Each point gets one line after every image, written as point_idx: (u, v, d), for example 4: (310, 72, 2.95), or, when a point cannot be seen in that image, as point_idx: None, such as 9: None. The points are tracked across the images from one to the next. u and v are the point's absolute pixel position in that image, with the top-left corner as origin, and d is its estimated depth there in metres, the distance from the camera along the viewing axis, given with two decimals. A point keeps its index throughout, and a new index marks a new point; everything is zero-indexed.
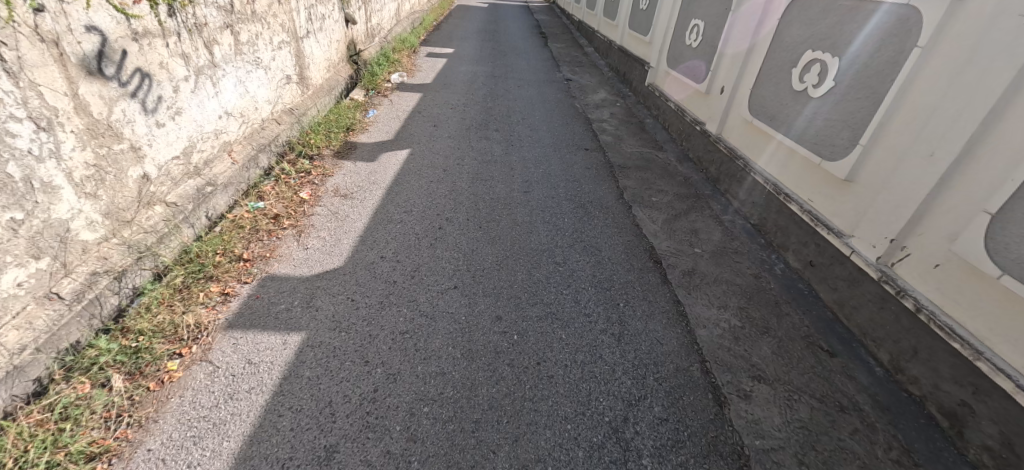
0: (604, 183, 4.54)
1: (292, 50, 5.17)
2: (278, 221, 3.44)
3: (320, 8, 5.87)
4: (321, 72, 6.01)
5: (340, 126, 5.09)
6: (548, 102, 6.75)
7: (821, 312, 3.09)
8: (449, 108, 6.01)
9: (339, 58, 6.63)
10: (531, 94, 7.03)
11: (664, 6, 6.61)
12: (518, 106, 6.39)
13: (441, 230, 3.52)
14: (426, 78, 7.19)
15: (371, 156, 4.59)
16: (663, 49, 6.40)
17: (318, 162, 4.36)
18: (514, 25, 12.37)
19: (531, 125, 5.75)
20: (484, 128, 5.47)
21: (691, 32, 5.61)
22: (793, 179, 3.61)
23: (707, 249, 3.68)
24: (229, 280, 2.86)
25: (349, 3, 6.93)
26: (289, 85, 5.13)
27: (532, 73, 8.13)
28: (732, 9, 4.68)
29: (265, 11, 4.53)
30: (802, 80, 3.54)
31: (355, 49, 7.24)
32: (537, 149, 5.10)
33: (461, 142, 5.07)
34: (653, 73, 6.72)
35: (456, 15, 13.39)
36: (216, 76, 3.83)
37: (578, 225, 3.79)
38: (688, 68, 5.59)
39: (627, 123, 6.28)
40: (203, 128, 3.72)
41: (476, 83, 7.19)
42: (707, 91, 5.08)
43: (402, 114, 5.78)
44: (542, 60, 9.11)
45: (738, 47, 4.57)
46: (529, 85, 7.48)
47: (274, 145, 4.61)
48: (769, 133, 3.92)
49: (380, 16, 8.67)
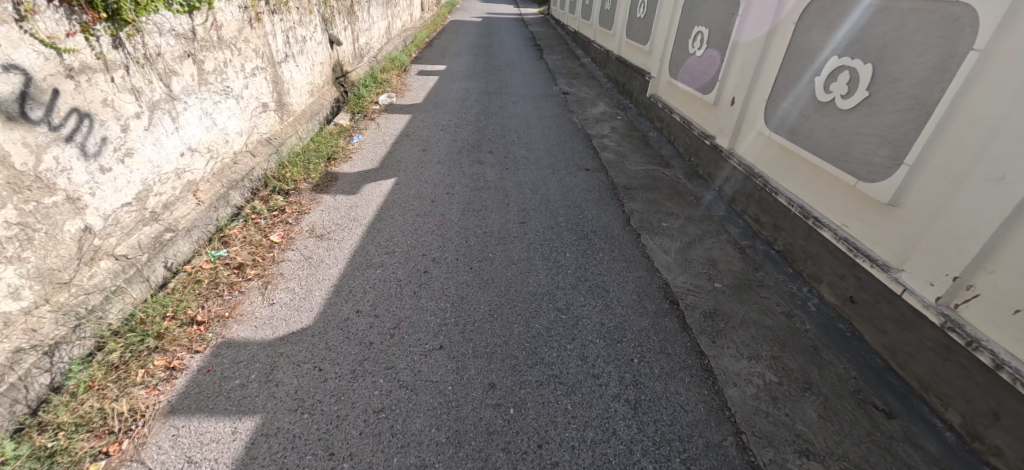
0: (608, 208, 4.13)
1: (268, 75, 4.82)
2: (242, 271, 3.05)
3: (300, 29, 5.54)
4: (303, 97, 5.66)
5: (321, 156, 4.71)
6: (545, 119, 6.37)
7: (868, 359, 2.65)
8: (439, 130, 5.64)
9: (323, 81, 6.29)
10: (527, 110, 6.66)
11: (663, 12, 6.25)
12: (513, 125, 6.01)
13: (427, 274, 3.11)
14: (416, 98, 6.84)
15: (352, 189, 4.20)
16: (665, 58, 6.02)
17: (293, 198, 3.97)
18: (508, 38, 12.08)
19: (527, 145, 5.36)
20: (478, 151, 5.08)
21: (695, 39, 5.23)
22: (822, 201, 3.19)
23: (729, 284, 3.25)
24: (177, 350, 2.47)
25: (333, 23, 6.61)
26: (265, 113, 4.78)
27: (527, 88, 7.76)
28: (740, 13, 4.30)
29: (235, 36, 4.18)
30: (829, 90, 3.14)
31: (340, 71, 6.90)
32: (534, 172, 4.70)
33: (452, 167, 4.68)
34: (655, 83, 6.34)
35: (449, 30, 13.13)
36: (176, 110, 3.46)
37: (582, 260, 3.38)
38: (693, 78, 5.19)
39: (630, 138, 5.88)
40: (162, 169, 3.35)
41: (469, 101, 6.83)
42: (715, 102, 4.68)
43: (389, 139, 5.40)
44: (538, 73, 8.76)
45: (748, 54, 4.18)
46: (525, 100, 7.11)
47: (247, 180, 4.23)
48: (790, 149, 3.51)
49: (368, 35, 8.36)
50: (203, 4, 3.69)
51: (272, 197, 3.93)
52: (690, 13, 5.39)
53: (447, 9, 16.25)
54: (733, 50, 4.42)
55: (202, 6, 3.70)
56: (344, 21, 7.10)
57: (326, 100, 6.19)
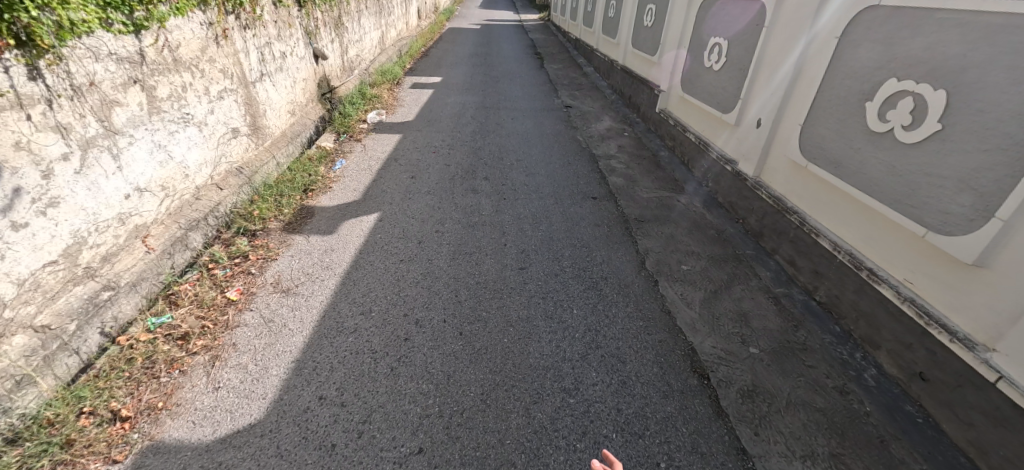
0: (620, 247, 3.63)
1: (239, 97, 4.34)
2: (186, 343, 2.55)
3: (278, 44, 5.06)
4: (282, 118, 5.18)
5: (297, 187, 4.19)
6: (548, 137, 5.87)
7: (948, 457, 2.17)
8: (431, 153, 5.14)
9: (306, 99, 5.81)
10: (527, 127, 6.16)
11: (674, 21, 5.77)
12: (513, 145, 5.51)
13: (408, 343, 2.60)
14: (407, 115, 6.35)
15: (329, 227, 3.69)
16: (677, 70, 5.54)
17: (259, 240, 3.47)
18: (507, 46, 11.61)
19: (528, 169, 4.87)
20: (473, 177, 4.58)
21: (710, 51, 4.74)
22: (878, 249, 2.71)
23: (767, 348, 2.75)
24: (89, 461, 1.99)
25: (317, 35, 6.13)
26: (236, 140, 4.29)
27: (528, 101, 7.27)
28: (765, 24, 3.81)
29: (196, 56, 3.70)
30: (886, 119, 2.65)
31: (326, 86, 6.41)
32: (535, 202, 4.20)
33: (444, 198, 4.18)
34: (666, 96, 5.86)
35: (446, 38, 12.67)
36: (119, 147, 2.98)
37: (591, 319, 2.88)
38: (709, 94, 4.70)
39: (640, 158, 5.38)
40: (101, 216, 2.86)
41: (465, 118, 6.34)
42: (737, 123, 4.20)
43: (376, 163, 4.90)
44: (539, 85, 8.28)
45: (775, 70, 3.69)
46: (525, 115, 6.62)
47: (212, 218, 3.74)
48: (833, 184, 3.03)
49: (359, 46, 7.88)
50: (151, 21, 3.20)
51: (235, 239, 3.43)
52: (705, 23, 4.90)
53: (445, 17, 15.81)
54: (758, 65, 3.93)
55: (151, 25, 3.21)
56: (331, 33, 6.62)
57: (309, 120, 5.71)
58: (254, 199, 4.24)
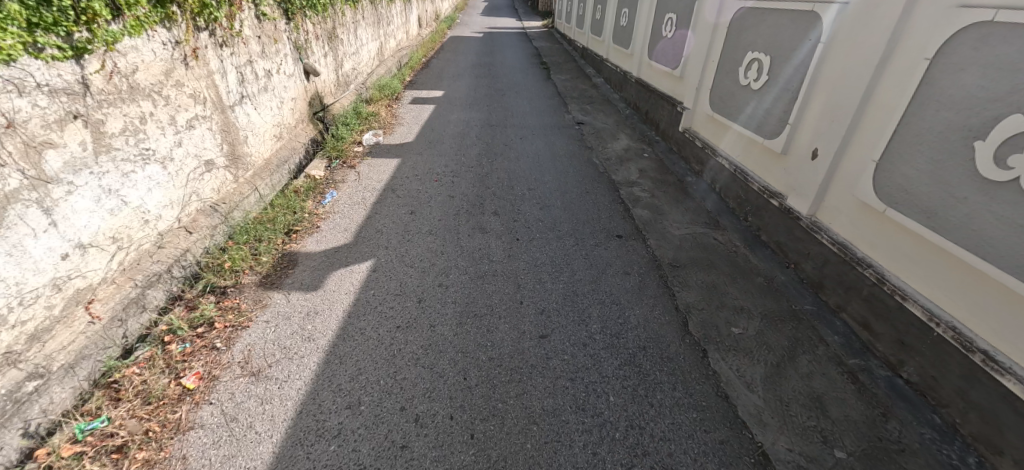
0: (656, 303, 3.08)
1: (214, 124, 3.81)
2: (123, 458, 2.02)
3: (263, 62, 4.53)
4: (267, 143, 4.64)
5: (278, 228, 3.62)
6: (561, 160, 5.33)
7: None
8: (433, 181, 4.60)
9: (295, 120, 5.28)
10: (539, 148, 5.61)
11: (699, 33, 5.23)
12: (524, 170, 4.97)
13: (406, 454, 2.06)
14: (407, 136, 5.82)
15: (314, 281, 3.13)
16: (705, 86, 5.02)
17: (228, 300, 2.91)
18: (511, 56, 11.09)
19: (543, 200, 4.32)
20: (480, 212, 4.03)
21: (746, 67, 4.20)
22: (1000, 327, 2.20)
23: (855, 450, 2.20)
24: None
25: (308, 50, 5.60)
26: (211, 174, 3.75)
27: (537, 117, 6.73)
28: (820, 40, 3.28)
29: (157, 81, 3.17)
30: (1009, 165, 2.15)
31: (318, 104, 5.87)
32: (553, 244, 3.65)
33: (449, 240, 3.63)
34: (691, 115, 5.32)
35: (448, 48, 12.15)
36: (50, 198, 2.44)
37: (632, 410, 2.32)
38: (747, 117, 4.16)
39: (666, 184, 4.83)
40: (26, 286, 2.33)
41: (470, 138, 5.81)
42: (784, 151, 3.65)
43: (371, 194, 4.34)
44: (547, 98, 7.76)
45: (834, 93, 3.15)
46: (534, 134, 6.09)
47: (177, 270, 3.20)
48: (926, 239, 2.50)
49: (355, 59, 7.35)
50: (97, 44, 2.67)
51: (201, 299, 2.87)
52: (738, 36, 4.35)
53: (446, 25, 15.33)
54: (810, 87, 3.40)
55: (97, 47, 2.68)
56: (324, 46, 6.10)
57: (298, 143, 5.17)
58: (228, 244, 3.66)
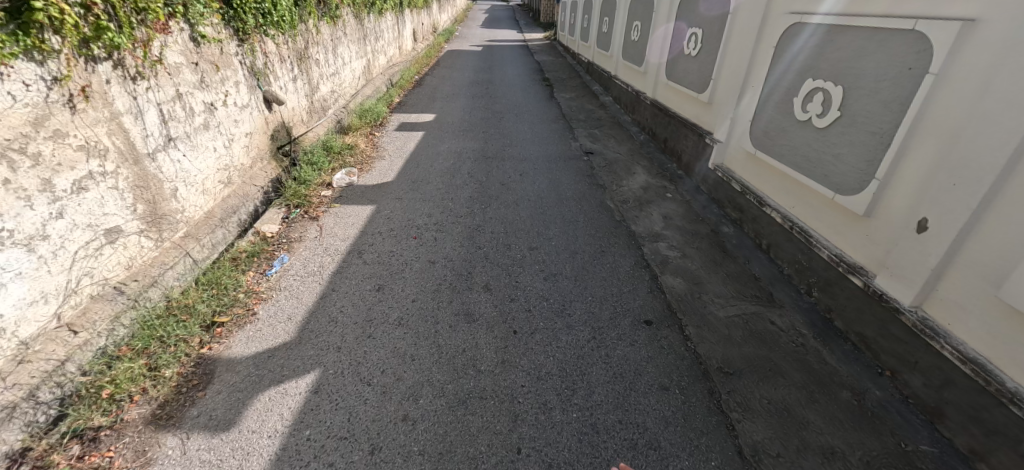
0: (712, 446, 2.18)
1: (123, 180, 2.94)
2: None
3: (203, 94, 3.68)
4: (208, 192, 3.76)
5: (195, 321, 2.71)
6: (569, 204, 4.44)
7: None
8: (411, 239, 3.70)
9: (252, 159, 4.42)
10: (543, 188, 4.72)
11: (733, 51, 4.33)
12: (526, 218, 4.06)
13: None
14: (388, 172, 4.95)
15: (227, 413, 2.25)
16: (743, 116, 4.12)
17: (95, 456, 2.04)
18: (511, 72, 10.25)
19: (548, 266, 3.42)
20: (468, 288, 3.13)
21: (803, 98, 3.29)
22: None
23: None
24: None
25: (270, 74, 4.75)
26: (117, 245, 2.89)
27: (540, 147, 5.84)
28: (932, 71, 2.36)
29: (18, 135, 2.32)
30: None
31: (283, 137, 5.01)
32: (562, 338, 2.75)
33: (424, 336, 2.72)
34: (723, 149, 4.44)
35: (443, 64, 11.32)
36: None
37: None
38: (804, 160, 3.27)
39: (698, 237, 3.94)
40: None
41: (461, 176, 4.93)
42: (865, 214, 2.76)
43: (331, 259, 3.43)
44: (551, 122, 6.90)
45: (956, 146, 2.27)
46: (537, 169, 5.21)
47: (43, 395, 2.33)
48: None
49: (334, 81, 6.50)
50: None
51: (54, 457, 2.01)
52: (789, 58, 3.45)
53: (444, 39, 14.54)
54: (910, 133, 2.50)
55: None
56: (292, 69, 5.24)
57: (251, 188, 4.29)
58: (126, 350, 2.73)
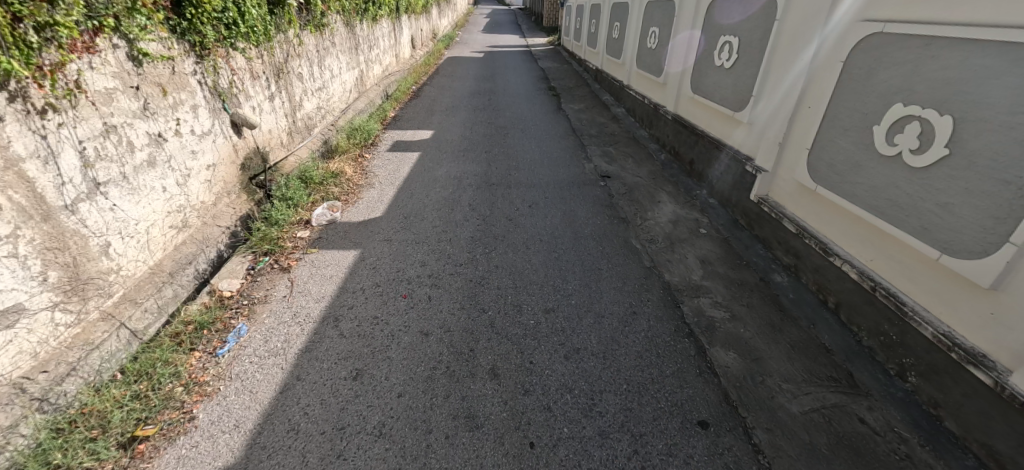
0: None
1: (25, 245, 2.28)
2: None
3: (147, 124, 3.03)
4: (152, 241, 3.10)
5: (103, 443, 2.05)
6: (589, 243, 3.77)
7: None
8: (400, 299, 3.03)
9: (216, 194, 3.77)
10: (557, 223, 4.05)
11: (781, 64, 3.68)
12: (540, 267, 3.39)
13: None
14: (379, 204, 4.29)
15: None
16: (797, 142, 3.45)
17: None
18: (514, 80, 9.58)
19: (570, 337, 2.75)
20: (469, 375, 2.46)
21: (891, 126, 2.62)
22: None
23: None
24: None
25: (239, 94, 4.07)
26: (15, 331, 2.24)
27: (550, 170, 5.17)
28: None
29: None
30: None
31: (258, 164, 4.34)
32: (594, 455, 2.09)
33: (412, 455, 2.06)
34: (770, 179, 3.75)
35: (444, 72, 10.65)
36: None
37: None
38: (891, 205, 2.62)
39: (746, 289, 3.27)
40: None
41: (461, 208, 4.26)
42: (994, 287, 2.14)
43: (299, 331, 2.76)
44: (561, 138, 6.23)
45: None
46: (550, 198, 4.54)
47: None
48: None
49: (320, 96, 5.83)
50: None
51: None
52: (864, 76, 2.79)
53: (443, 44, 13.85)
54: None
55: None
56: (269, 85, 4.57)
57: (212, 229, 3.63)
58: None
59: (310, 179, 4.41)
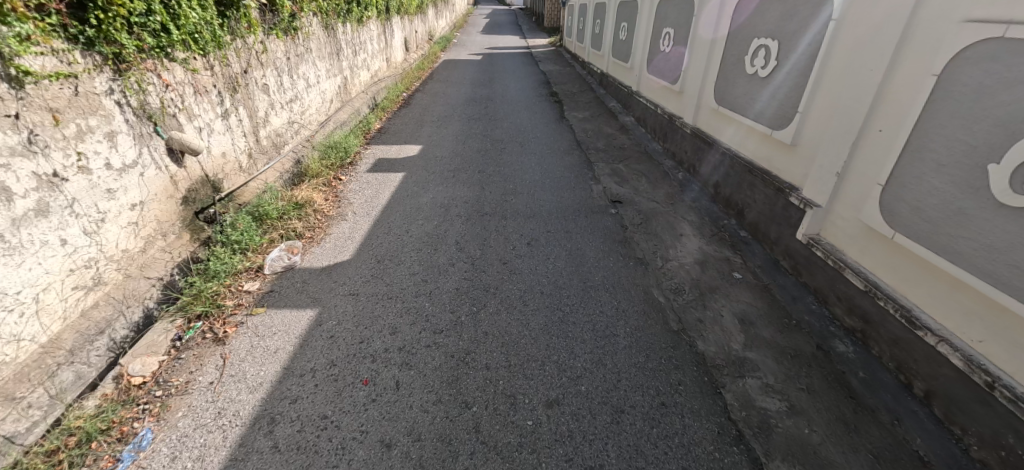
0: None
1: None
2: None
3: (31, 164, 2.35)
4: (43, 312, 2.42)
5: None
6: (602, 296, 3.07)
7: None
8: (358, 389, 2.35)
9: (148, 238, 3.09)
10: (563, 268, 3.34)
11: (834, 74, 2.94)
12: (541, 337, 2.69)
13: None
14: (348, 243, 3.60)
15: None
16: (862, 174, 2.72)
17: None
18: (513, 86, 8.86)
19: (580, 449, 2.08)
20: None
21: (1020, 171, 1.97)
22: None
23: None
24: None
25: (182, 113, 3.34)
26: None
27: (554, 194, 4.46)
28: None
29: None
30: None
31: (208, 193, 3.65)
32: None
33: None
34: (824, 216, 3.02)
35: (439, 77, 9.93)
36: None
37: None
38: (1020, 275, 1.99)
39: (803, 366, 2.58)
40: None
41: (447, 246, 3.55)
42: None
43: (220, 443, 2.09)
44: (566, 154, 5.53)
45: None
46: (553, 230, 3.83)
47: None
48: None
49: (295, 108, 5.09)
50: None
51: None
52: (982, 97, 2.09)
53: (440, 47, 13.11)
54: None
55: None
56: (223, 101, 3.83)
57: (137, 283, 2.95)
58: None
59: (265, 215, 3.63)
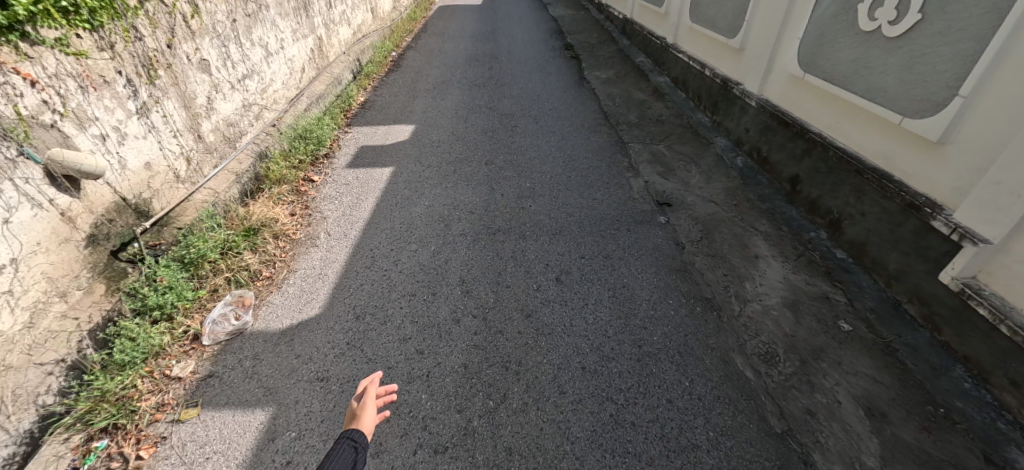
0: None
1: None
2: None
3: None
4: None
5: None
6: (668, 373, 2.20)
7: None
8: None
9: (36, 306, 2.21)
10: (608, 321, 2.46)
11: None
12: (588, 456, 1.88)
13: None
14: (317, 285, 2.71)
15: None
16: None
17: None
18: (520, 38, 7.55)
19: None
20: None
21: None
22: None
23: None
24: None
25: (64, 121, 2.37)
26: None
27: (584, 196, 3.49)
28: None
29: None
30: None
31: (130, 224, 2.73)
32: None
33: None
34: (991, 255, 2.10)
35: (435, 28, 8.58)
36: None
37: None
38: None
39: None
40: None
41: (448, 288, 2.66)
42: None
43: None
44: (592, 132, 4.48)
45: None
46: (588, 255, 2.92)
47: None
48: None
49: (252, 87, 4.03)
50: None
51: None
52: None
53: None
54: None
55: None
56: (137, 92, 2.81)
57: (22, 375, 2.09)
58: None
59: (202, 257, 2.66)
